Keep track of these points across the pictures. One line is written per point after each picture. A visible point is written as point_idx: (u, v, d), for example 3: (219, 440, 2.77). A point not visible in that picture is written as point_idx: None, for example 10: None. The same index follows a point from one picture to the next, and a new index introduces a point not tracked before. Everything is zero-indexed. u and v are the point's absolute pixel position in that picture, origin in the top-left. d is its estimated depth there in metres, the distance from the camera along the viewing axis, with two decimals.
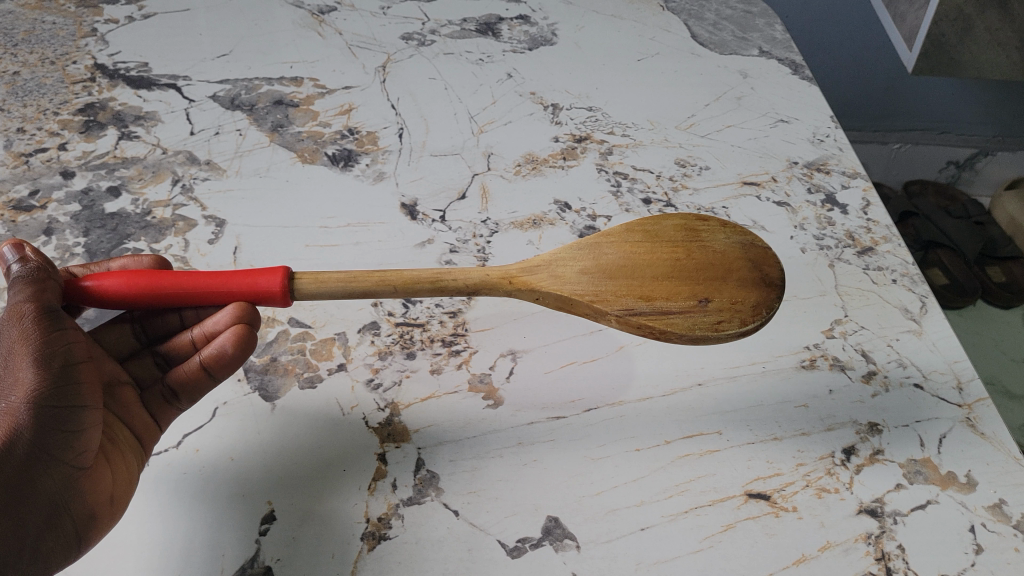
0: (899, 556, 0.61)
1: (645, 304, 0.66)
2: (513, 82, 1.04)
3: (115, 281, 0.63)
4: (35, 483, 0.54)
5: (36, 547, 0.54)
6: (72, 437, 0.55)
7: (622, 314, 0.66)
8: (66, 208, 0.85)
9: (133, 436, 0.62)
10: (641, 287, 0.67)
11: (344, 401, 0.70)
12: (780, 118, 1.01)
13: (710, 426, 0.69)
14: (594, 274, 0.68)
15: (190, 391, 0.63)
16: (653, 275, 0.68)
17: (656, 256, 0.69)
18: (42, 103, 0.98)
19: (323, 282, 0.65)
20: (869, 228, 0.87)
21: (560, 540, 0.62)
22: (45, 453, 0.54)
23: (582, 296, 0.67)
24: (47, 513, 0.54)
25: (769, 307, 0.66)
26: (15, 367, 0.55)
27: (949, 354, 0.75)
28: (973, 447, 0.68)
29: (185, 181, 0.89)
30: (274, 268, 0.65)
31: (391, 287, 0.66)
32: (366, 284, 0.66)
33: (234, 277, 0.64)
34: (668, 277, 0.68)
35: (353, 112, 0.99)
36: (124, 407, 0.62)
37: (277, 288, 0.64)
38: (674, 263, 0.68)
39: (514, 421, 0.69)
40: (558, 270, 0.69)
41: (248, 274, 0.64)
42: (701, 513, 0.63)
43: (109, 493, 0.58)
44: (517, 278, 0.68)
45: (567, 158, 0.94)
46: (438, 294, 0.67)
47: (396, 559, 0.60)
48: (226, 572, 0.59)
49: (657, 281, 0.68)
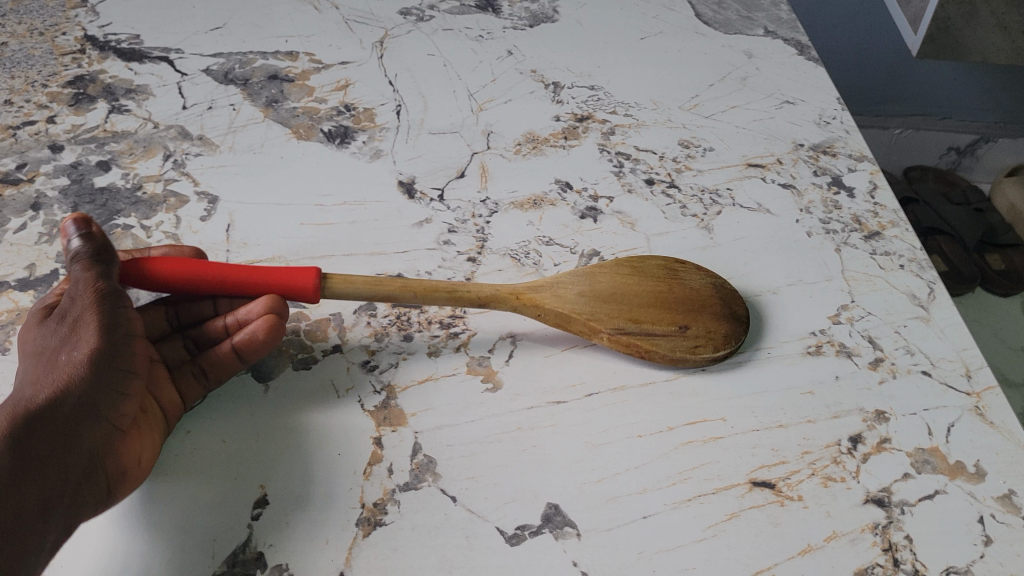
0: (906, 547, 0.60)
1: (633, 325, 0.69)
2: (513, 60, 1.02)
3: (159, 266, 0.63)
4: (83, 434, 0.53)
5: (75, 492, 0.52)
6: (120, 397, 0.55)
7: (614, 333, 0.69)
8: (54, 182, 0.83)
9: (160, 412, 0.62)
10: (629, 309, 0.70)
11: (339, 383, 0.68)
12: (785, 99, 0.99)
13: (714, 412, 0.67)
14: (590, 297, 0.71)
15: (218, 372, 0.65)
16: (639, 300, 0.71)
17: (642, 286, 0.72)
18: (30, 75, 0.95)
19: (350, 282, 0.67)
20: (876, 213, 0.85)
21: (560, 528, 0.60)
22: (96, 405, 0.54)
23: (580, 314, 0.69)
24: (88, 466, 0.53)
25: (739, 339, 0.70)
26: (81, 326, 0.56)
27: (957, 342, 0.74)
28: (982, 437, 0.67)
29: (177, 156, 0.87)
30: (307, 268, 0.66)
31: (412, 293, 0.68)
32: (388, 289, 0.67)
33: (270, 274, 0.65)
34: (653, 303, 0.71)
35: (349, 88, 0.96)
36: (157, 383, 0.62)
37: (310, 288, 0.65)
38: (658, 293, 0.71)
39: (514, 407, 0.67)
40: (559, 291, 0.71)
41: (283, 272, 0.65)
42: (704, 501, 0.62)
43: (136, 459, 0.58)
44: (524, 295, 0.71)
45: (568, 137, 0.92)
46: (452, 305, 0.69)
47: (392, 547, 0.59)
48: (217, 556, 0.58)
49: (643, 306, 0.71)
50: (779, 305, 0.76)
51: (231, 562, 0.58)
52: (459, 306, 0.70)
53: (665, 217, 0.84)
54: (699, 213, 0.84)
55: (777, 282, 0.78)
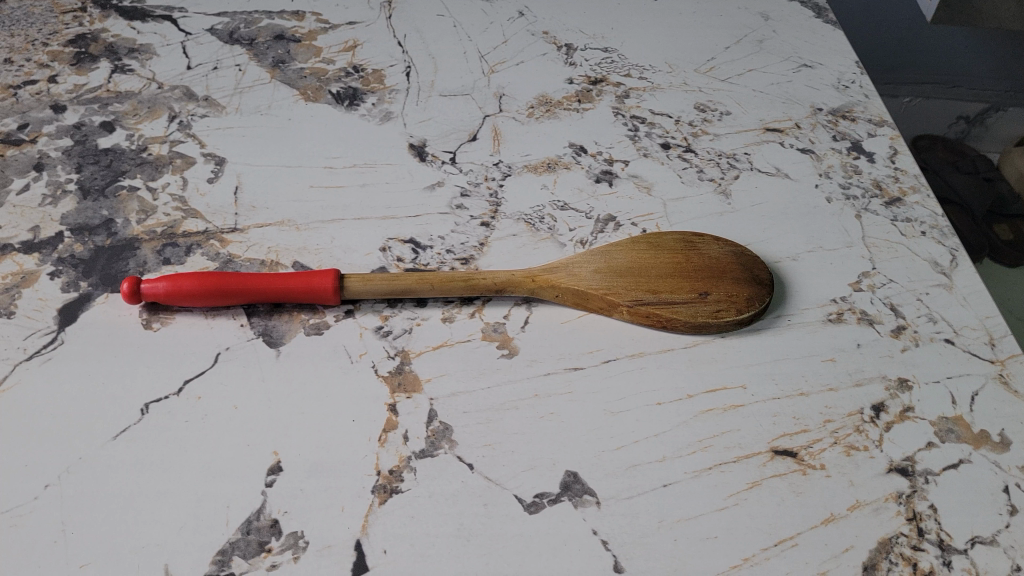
0: (930, 516, 0.59)
1: (651, 296, 0.68)
2: (525, 21, 1.00)
3: (190, 282, 0.66)
4: None
5: None
6: None
7: (633, 305, 0.68)
8: (56, 142, 0.81)
9: None
10: (647, 281, 0.69)
11: (351, 349, 0.67)
12: (804, 62, 0.97)
13: (734, 380, 0.66)
14: (606, 273, 0.70)
15: None
16: (658, 272, 0.70)
17: (660, 259, 0.71)
18: (30, 33, 0.93)
19: (369, 281, 0.68)
20: (897, 178, 0.84)
21: (580, 496, 0.59)
22: None
23: (596, 290, 0.68)
24: None
25: (763, 301, 0.69)
26: None
27: (980, 310, 0.72)
28: (1007, 405, 0.65)
29: (182, 117, 0.85)
30: (326, 270, 0.68)
31: (428, 284, 0.68)
32: (406, 283, 0.68)
33: (291, 276, 0.67)
34: (671, 274, 0.70)
35: (357, 49, 0.94)
36: None
37: (329, 288, 0.67)
38: (676, 264, 0.70)
39: (531, 373, 0.66)
40: (574, 270, 0.70)
41: (302, 275, 0.67)
42: (725, 470, 0.61)
43: None
44: (540, 276, 0.70)
45: (581, 100, 0.90)
46: (470, 293, 0.70)
47: (409, 514, 0.58)
48: (230, 524, 0.57)
49: (662, 277, 0.70)
50: (799, 271, 0.74)
51: (245, 529, 0.57)
52: (477, 294, 0.70)
53: (681, 181, 0.82)
54: (717, 178, 0.83)
55: (796, 249, 0.76)
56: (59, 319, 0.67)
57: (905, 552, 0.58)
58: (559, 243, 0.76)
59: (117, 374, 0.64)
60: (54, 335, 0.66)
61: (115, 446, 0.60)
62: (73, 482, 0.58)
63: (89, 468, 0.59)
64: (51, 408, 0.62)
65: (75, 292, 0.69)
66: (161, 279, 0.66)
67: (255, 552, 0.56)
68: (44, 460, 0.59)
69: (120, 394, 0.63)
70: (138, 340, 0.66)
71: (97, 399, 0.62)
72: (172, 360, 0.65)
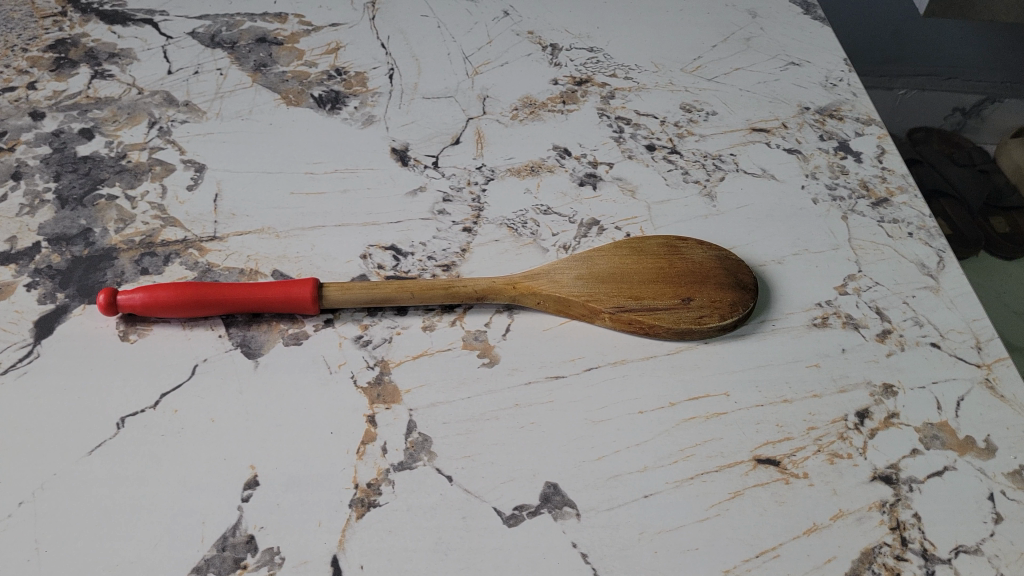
0: (914, 526, 0.59)
1: (634, 302, 0.68)
2: (510, 21, 0.99)
3: (167, 292, 0.65)
4: None
5: None
6: None
7: (615, 312, 0.67)
8: (35, 150, 0.80)
9: None
10: (629, 287, 0.68)
11: (330, 359, 0.66)
12: (791, 60, 0.96)
13: (717, 387, 0.65)
14: (589, 279, 0.69)
15: None
16: (641, 277, 0.69)
17: (643, 264, 0.70)
18: (9, 39, 0.92)
19: (348, 290, 0.67)
20: (884, 178, 0.83)
21: (559, 508, 0.59)
22: None
23: (578, 297, 0.68)
24: None
25: (747, 306, 0.68)
26: None
27: (967, 313, 0.72)
28: (992, 410, 0.65)
29: (162, 123, 0.84)
30: (305, 279, 0.67)
31: (408, 293, 0.68)
32: (385, 292, 0.68)
33: (269, 286, 0.66)
34: (654, 279, 0.69)
35: (340, 52, 0.93)
36: None
37: (308, 297, 0.66)
38: (659, 269, 0.70)
39: (512, 382, 0.65)
40: (556, 276, 0.69)
41: (280, 284, 0.66)
42: (707, 480, 0.60)
43: None
44: (521, 283, 0.69)
45: (566, 102, 0.89)
46: (451, 300, 0.69)
47: (386, 528, 0.57)
48: (205, 541, 0.56)
49: (645, 282, 0.69)
50: (784, 275, 0.74)
51: (221, 545, 0.56)
52: (458, 302, 0.69)
53: (666, 184, 0.81)
54: (702, 180, 0.82)
55: (782, 252, 0.75)
56: (35, 331, 0.67)
57: (888, 562, 0.57)
58: (541, 248, 0.75)
59: (93, 388, 0.63)
60: (29, 348, 0.65)
61: (90, 461, 0.59)
62: (48, 499, 0.58)
63: (63, 484, 0.58)
64: (26, 423, 0.61)
65: (52, 304, 0.68)
66: (137, 289, 0.65)
67: (230, 569, 0.55)
68: (18, 477, 0.59)
69: (97, 408, 0.62)
70: (116, 352, 0.65)
71: (73, 413, 0.62)
72: (148, 372, 0.64)
